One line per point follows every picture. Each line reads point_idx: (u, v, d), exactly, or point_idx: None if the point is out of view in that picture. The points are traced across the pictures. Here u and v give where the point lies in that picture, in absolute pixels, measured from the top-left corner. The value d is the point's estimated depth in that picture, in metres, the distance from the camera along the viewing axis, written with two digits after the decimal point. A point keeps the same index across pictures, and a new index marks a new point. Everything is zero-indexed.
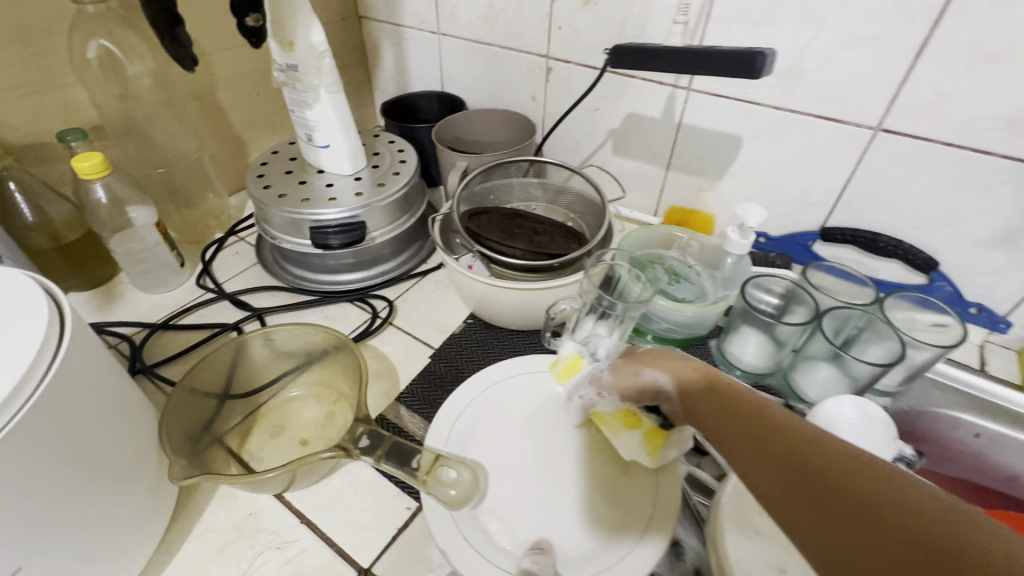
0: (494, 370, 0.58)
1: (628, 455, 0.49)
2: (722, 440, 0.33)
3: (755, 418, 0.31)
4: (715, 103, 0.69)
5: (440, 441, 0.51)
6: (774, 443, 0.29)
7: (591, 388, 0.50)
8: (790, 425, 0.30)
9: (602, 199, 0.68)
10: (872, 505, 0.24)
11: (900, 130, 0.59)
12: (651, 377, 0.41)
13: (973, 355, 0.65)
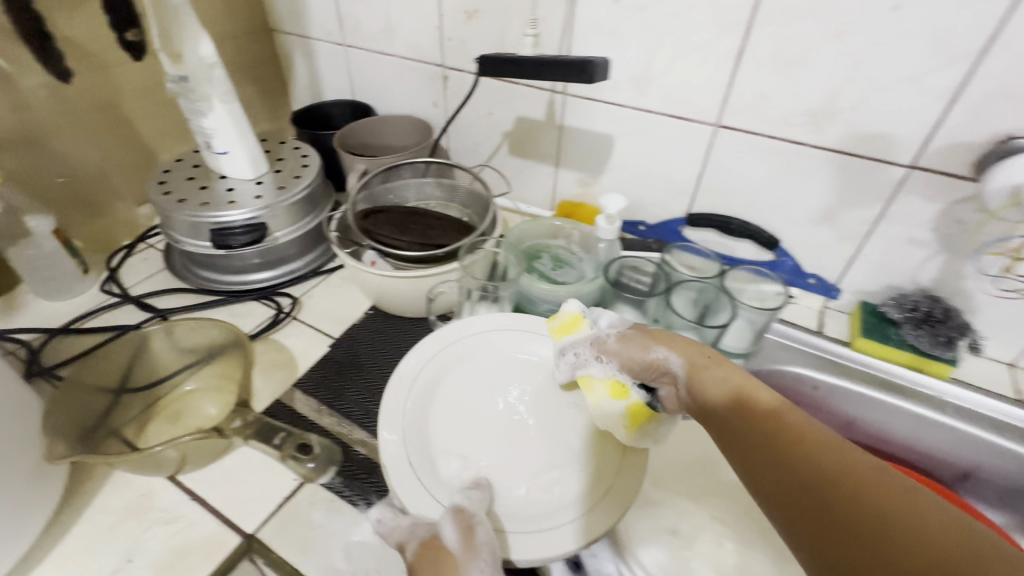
0: (464, 329, 0.62)
1: (602, 416, 0.53)
2: (735, 440, 0.40)
3: (768, 425, 0.38)
4: (588, 106, 0.77)
5: (401, 398, 0.55)
6: (780, 447, 0.36)
7: (591, 349, 0.55)
8: (794, 433, 0.36)
9: (488, 194, 0.75)
10: (856, 500, 0.31)
11: (734, 126, 0.68)
12: (661, 357, 0.49)
13: (814, 320, 0.75)
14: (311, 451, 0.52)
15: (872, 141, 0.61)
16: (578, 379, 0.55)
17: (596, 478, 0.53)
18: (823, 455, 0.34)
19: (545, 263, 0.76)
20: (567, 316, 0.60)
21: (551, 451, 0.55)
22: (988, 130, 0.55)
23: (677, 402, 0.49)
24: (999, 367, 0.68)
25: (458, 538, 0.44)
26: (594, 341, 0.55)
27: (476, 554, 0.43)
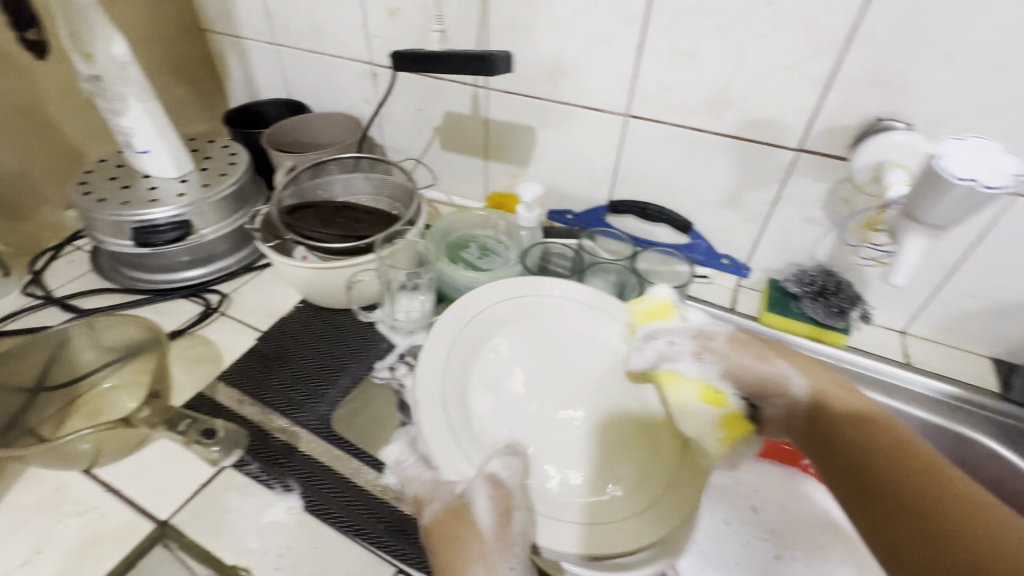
0: (519, 291, 0.66)
1: (690, 417, 0.54)
2: (851, 469, 0.43)
3: (891, 459, 0.40)
4: (510, 99, 0.80)
5: (445, 349, 0.59)
6: (895, 485, 0.39)
7: (690, 343, 0.56)
8: (909, 471, 0.39)
9: (413, 185, 0.77)
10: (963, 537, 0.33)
11: (642, 116, 0.72)
12: (777, 373, 0.51)
13: (728, 298, 0.79)
14: (217, 437, 0.55)
15: (763, 127, 0.65)
16: (660, 374, 0.57)
17: (639, 468, 0.55)
18: (930, 494, 0.37)
19: (471, 253, 0.78)
20: (658, 303, 0.62)
21: (594, 434, 0.58)
22: (860, 114, 0.60)
23: (784, 419, 0.52)
24: (891, 335, 0.73)
25: (493, 520, 0.46)
26: (699, 336, 0.56)
27: (509, 546, 0.45)
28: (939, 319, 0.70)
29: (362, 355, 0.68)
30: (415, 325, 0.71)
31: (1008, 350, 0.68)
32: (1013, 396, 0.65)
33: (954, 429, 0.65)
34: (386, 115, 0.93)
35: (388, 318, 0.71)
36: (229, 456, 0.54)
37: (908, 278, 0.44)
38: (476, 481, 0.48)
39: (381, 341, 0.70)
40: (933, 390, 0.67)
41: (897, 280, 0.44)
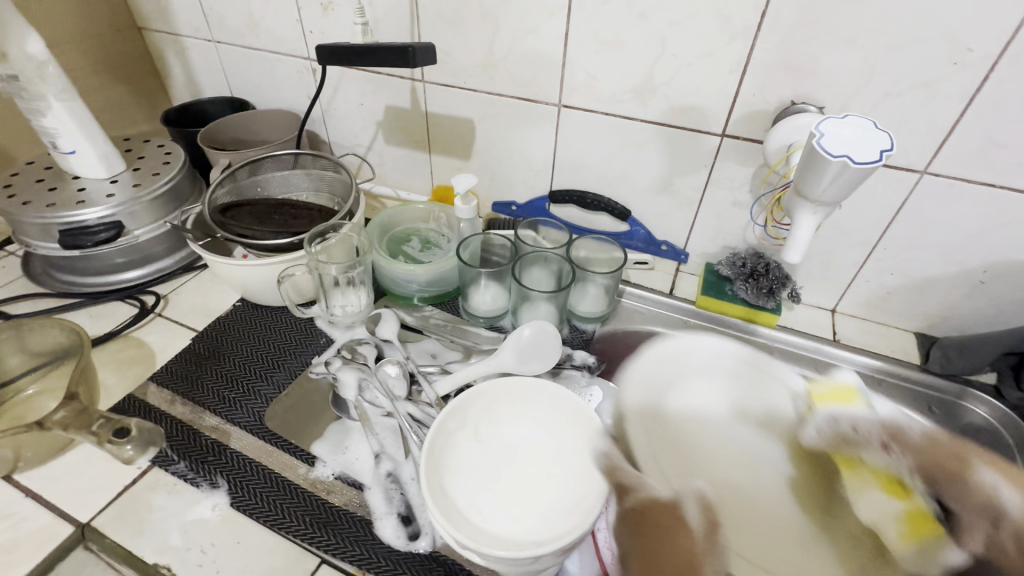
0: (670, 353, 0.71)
1: (872, 511, 0.50)
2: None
3: None
4: (447, 92, 0.80)
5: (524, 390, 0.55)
6: None
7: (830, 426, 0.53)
8: None
9: (351, 181, 0.77)
10: None
11: (574, 105, 0.73)
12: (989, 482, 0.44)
13: (667, 283, 0.80)
14: (133, 434, 0.51)
15: (688, 113, 0.67)
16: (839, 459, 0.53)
17: None
18: None
19: (413, 246, 0.79)
20: (837, 385, 0.54)
21: (746, 540, 0.55)
22: (775, 98, 0.62)
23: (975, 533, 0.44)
24: (821, 313, 0.75)
25: (703, 525, 0.44)
26: (891, 430, 0.49)
27: (716, 553, 0.42)
28: (864, 296, 0.72)
29: (299, 351, 0.68)
30: (354, 319, 0.70)
31: (929, 324, 0.71)
32: (933, 367, 0.67)
33: None
34: (329, 110, 0.92)
35: (325, 313, 0.70)
36: (146, 454, 0.51)
37: (800, 253, 0.48)
38: (689, 496, 0.47)
39: (319, 337, 0.70)
40: (858, 364, 0.70)
41: (792, 257, 0.47)
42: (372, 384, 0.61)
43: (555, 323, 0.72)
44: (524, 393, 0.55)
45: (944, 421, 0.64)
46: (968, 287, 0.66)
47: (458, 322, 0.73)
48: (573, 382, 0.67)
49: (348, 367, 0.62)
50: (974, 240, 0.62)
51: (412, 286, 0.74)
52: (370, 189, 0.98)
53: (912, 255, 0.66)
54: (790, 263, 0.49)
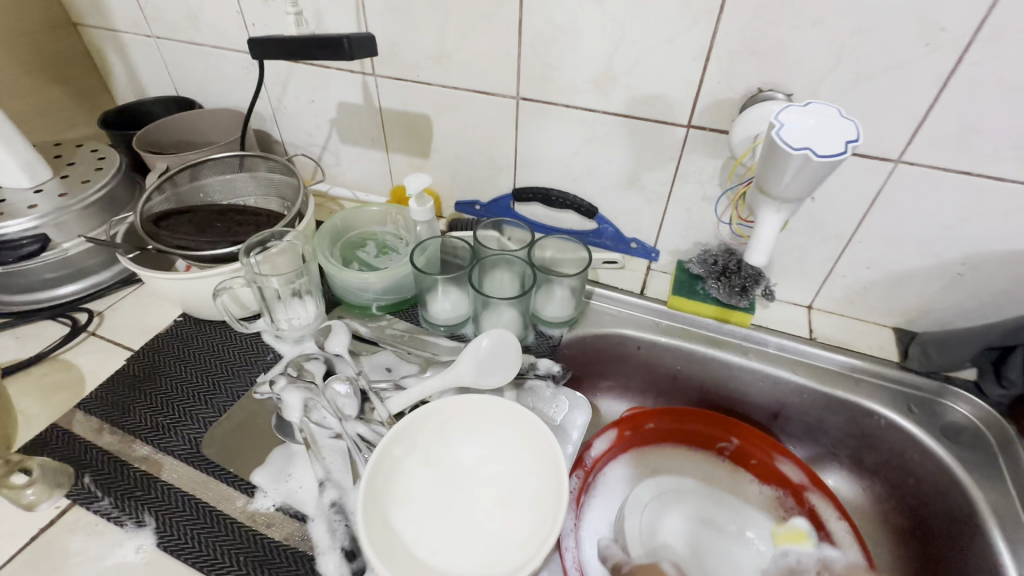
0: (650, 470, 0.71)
1: None
2: None
3: None
4: (400, 87, 0.75)
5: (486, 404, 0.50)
6: None
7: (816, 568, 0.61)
8: None
9: (297, 180, 0.72)
10: None
11: (533, 98, 0.69)
12: None
13: (638, 282, 0.77)
14: (29, 478, 0.49)
15: (652, 103, 0.63)
16: None
17: None
18: None
19: (369, 251, 0.74)
20: (792, 528, 0.65)
21: None
22: (742, 85, 0.58)
23: None
24: (797, 310, 0.72)
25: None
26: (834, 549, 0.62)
27: None
28: (840, 291, 0.69)
29: (241, 370, 0.63)
30: (304, 332, 0.66)
31: (907, 319, 0.68)
32: (912, 364, 0.64)
33: (855, 401, 0.64)
34: (279, 108, 0.87)
35: (273, 326, 0.65)
36: (52, 497, 0.50)
37: (765, 256, 0.44)
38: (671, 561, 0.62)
39: (265, 352, 0.65)
40: (834, 362, 0.67)
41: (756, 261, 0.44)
42: (320, 404, 0.57)
43: (520, 329, 0.68)
44: (468, 409, 0.50)
45: (924, 421, 0.62)
46: (946, 280, 0.63)
47: (417, 332, 0.69)
48: (537, 392, 0.62)
49: (292, 387, 0.58)
50: (951, 231, 0.59)
51: (366, 295, 0.69)
52: (329, 190, 0.93)
53: (889, 248, 0.63)
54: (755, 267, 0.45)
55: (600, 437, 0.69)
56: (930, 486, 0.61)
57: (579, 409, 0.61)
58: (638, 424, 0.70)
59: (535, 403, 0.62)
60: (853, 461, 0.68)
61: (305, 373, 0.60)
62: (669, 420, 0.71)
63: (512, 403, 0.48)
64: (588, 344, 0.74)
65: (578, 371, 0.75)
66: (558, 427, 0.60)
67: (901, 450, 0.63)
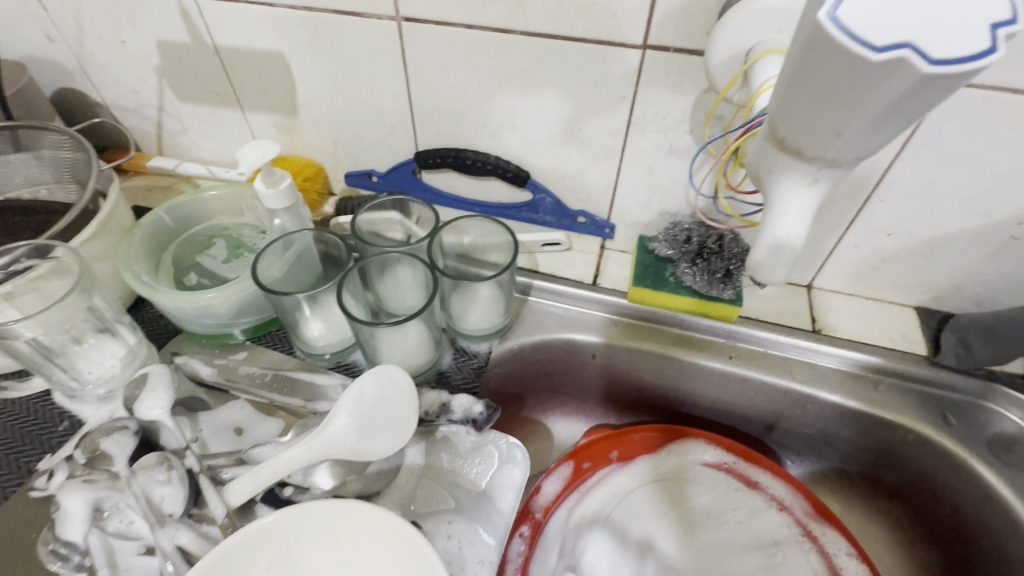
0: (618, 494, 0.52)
1: None
2: None
3: None
4: (233, 11, 0.51)
5: (354, 518, 0.33)
6: None
7: None
8: None
9: (89, 154, 0.49)
10: None
11: (420, 18, 0.47)
12: None
13: (590, 268, 0.58)
14: None
15: (590, 15, 0.42)
16: None
17: None
18: None
19: (215, 254, 0.53)
20: None
21: None
22: None
23: None
24: (794, 291, 0.56)
25: None
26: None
27: None
28: (849, 265, 0.53)
29: (15, 454, 0.43)
30: (111, 387, 0.45)
31: (935, 296, 0.53)
32: (945, 360, 0.49)
33: (875, 413, 0.49)
34: (83, 56, 0.61)
35: (59, 385, 0.44)
36: None
37: (789, 266, 0.27)
38: None
39: (57, 420, 0.44)
40: (843, 361, 0.51)
41: (766, 278, 0.28)
42: (121, 503, 0.39)
43: (430, 352, 0.49)
44: (305, 521, 0.33)
45: (965, 435, 0.47)
46: (995, 246, 0.47)
47: (284, 368, 0.49)
48: (452, 444, 0.45)
49: (74, 485, 0.39)
50: (1012, 181, 0.42)
51: (207, 322, 0.49)
52: (178, 167, 0.69)
53: (921, 207, 0.46)
54: (778, 282, 0.29)
55: (551, 477, 0.52)
56: (971, 519, 0.47)
57: (511, 464, 0.43)
58: (601, 453, 0.54)
59: (450, 460, 0.44)
60: (866, 480, 0.54)
61: (99, 456, 0.41)
62: (641, 442, 0.55)
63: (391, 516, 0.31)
64: (528, 357, 0.56)
65: (518, 391, 0.58)
66: (482, 494, 0.42)
67: (933, 472, 0.48)
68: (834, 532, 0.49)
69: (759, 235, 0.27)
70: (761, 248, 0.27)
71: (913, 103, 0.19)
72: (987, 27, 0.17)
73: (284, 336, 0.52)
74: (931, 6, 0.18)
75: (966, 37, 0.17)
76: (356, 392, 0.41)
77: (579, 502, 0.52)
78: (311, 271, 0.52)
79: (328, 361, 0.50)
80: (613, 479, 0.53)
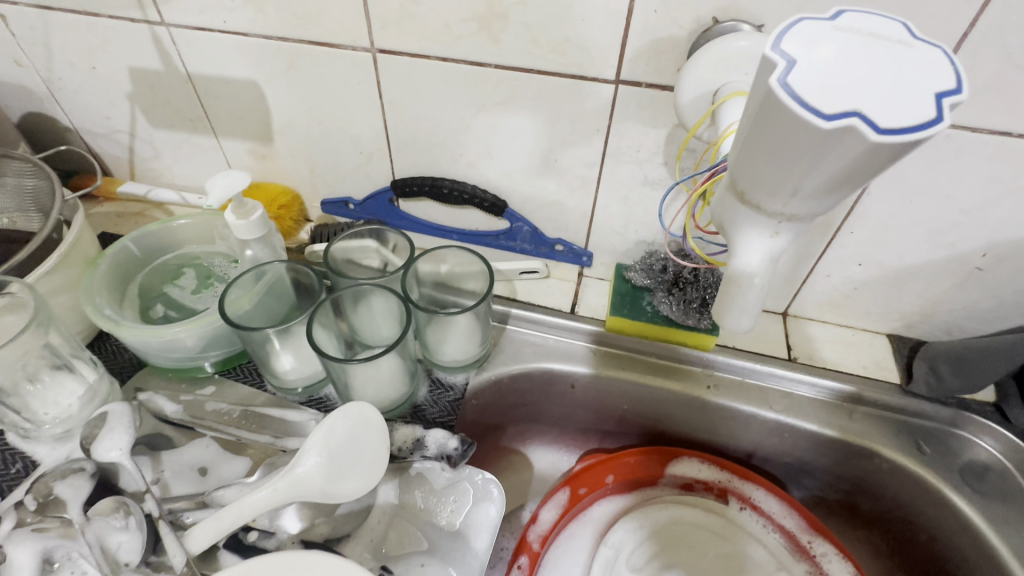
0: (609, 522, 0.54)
1: None
2: None
3: None
4: (206, 40, 0.51)
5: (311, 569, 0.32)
6: None
7: None
8: None
9: (53, 182, 0.48)
10: None
11: (394, 50, 0.47)
12: None
13: (568, 296, 0.58)
14: None
15: (563, 51, 0.43)
16: None
17: None
18: None
19: (184, 285, 0.52)
20: None
21: None
22: (689, 14, 0.38)
23: None
24: (770, 319, 0.56)
25: None
26: None
27: None
28: (823, 294, 0.53)
29: None
30: (69, 427, 0.43)
31: (906, 324, 0.53)
32: (918, 388, 0.49)
33: (851, 441, 0.49)
34: (52, 81, 0.60)
35: (13, 425, 0.42)
36: None
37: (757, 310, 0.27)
38: None
39: (10, 461, 0.42)
40: (820, 390, 0.51)
41: (730, 326, 0.28)
42: (74, 554, 0.37)
43: (405, 385, 0.48)
44: None
45: (939, 463, 0.47)
46: (961, 276, 0.48)
47: (253, 404, 0.48)
48: (426, 481, 0.43)
49: (23, 535, 0.37)
50: (973, 215, 0.43)
51: (173, 356, 0.47)
52: (150, 193, 0.68)
53: (890, 239, 0.47)
54: (740, 328, 0.29)
55: (547, 506, 0.53)
56: (947, 547, 0.46)
57: (487, 501, 0.42)
58: (595, 479, 0.55)
59: (423, 499, 0.43)
60: (844, 508, 0.54)
61: (52, 502, 0.39)
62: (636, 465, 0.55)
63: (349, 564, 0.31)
64: (506, 387, 0.55)
65: (496, 421, 0.57)
66: (456, 534, 0.41)
67: (909, 501, 0.48)
68: (829, 548, 0.50)
69: (727, 281, 0.27)
70: (729, 295, 0.27)
71: (869, 166, 0.19)
72: (934, 95, 0.18)
73: (255, 369, 0.51)
74: (879, 74, 0.18)
75: (913, 106, 0.17)
76: (324, 430, 0.40)
77: (575, 530, 0.54)
78: (283, 301, 0.50)
79: (300, 394, 0.49)
80: (608, 506, 0.56)
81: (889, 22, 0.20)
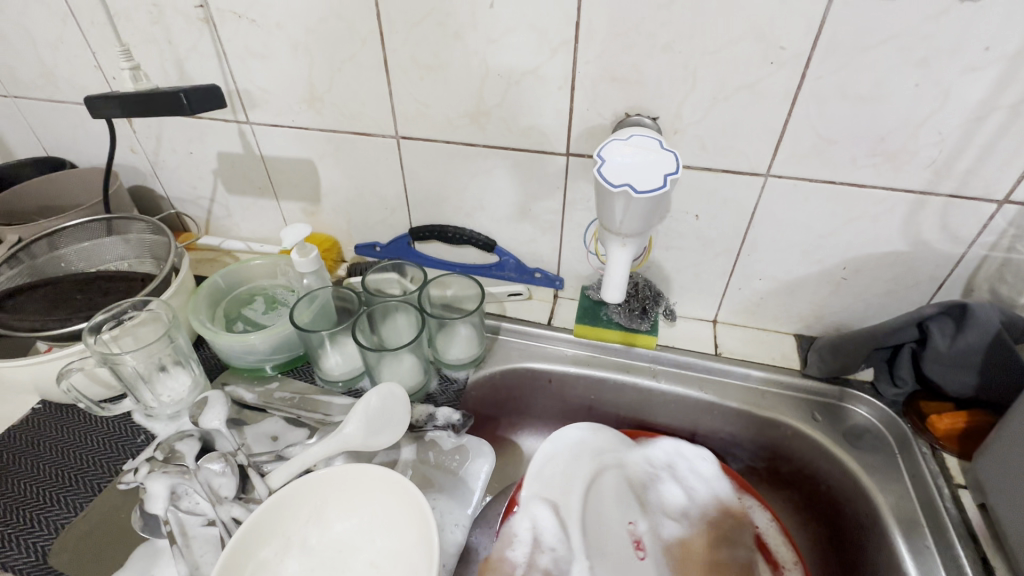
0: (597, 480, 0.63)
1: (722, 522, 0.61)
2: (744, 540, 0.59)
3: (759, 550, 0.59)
4: (277, 133, 0.71)
5: (364, 472, 0.47)
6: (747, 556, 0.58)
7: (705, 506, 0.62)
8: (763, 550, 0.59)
9: (167, 237, 0.67)
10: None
11: (412, 137, 0.66)
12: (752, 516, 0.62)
13: (546, 313, 0.75)
14: None
15: (529, 134, 0.62)
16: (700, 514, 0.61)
17: None
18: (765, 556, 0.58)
19: (256, 308, 0.69)
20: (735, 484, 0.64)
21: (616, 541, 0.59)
22: (610, 111, 0.57)
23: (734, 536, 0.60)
24: (702, 325, 0.72)
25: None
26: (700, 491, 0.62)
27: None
28: (739, 303, 0.70)
29: (106, 459, 0.56)
30: (179, 408, 0.60)
31: (805, 324, 0.69)
32: (812, 371, 0.65)
33: (763, 414, 0.64)
34: (157, 162, 0.81)
35: (141, 405, 0.59)
36: None
37: (620, 287, 0.51)
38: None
39: (136, 434, 0.59)
40: (738, 376, 0.67)
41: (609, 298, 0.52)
42: (190, 489, 0.52)
43: (420, 376, 0.64)
44: (332, 480, 0.47)
45: (828, 427, 0.62)
46: (834, 284, 0.64)
47: (308, 393, 0.64)
48: (437, 444, 0.59)
49: (156, 474, 0.52)
50: (827, 239, 0.60)
51: (250, 358, 0.64)
52: (222, 243, 0.86)
53: (777, 258, 0.63)
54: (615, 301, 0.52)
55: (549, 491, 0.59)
56: (839, 491, 0.60)
57: (481, 457, 0.58)
58: None
59: (435, 456, 0.58)
60: (769, 473, 0.67)
61: (174, 455, 0.55)
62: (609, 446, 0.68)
63: (388, 472, 0.46)
64: (497, 383, 0.71)
65: (491, 411, 0.72)
66: (459, 478, 0.56)
67: (811, 460, 0.62)
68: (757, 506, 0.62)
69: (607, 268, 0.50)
70: (606, 279, 0.51)
71: (656, 206, 0.43)
72: (664, 175, 0.42)
73: (307, 370, 0.67)
74: (640, 171, 0.42)
75: (652, 181, 0.41)
76: (369, 400, 0.56)
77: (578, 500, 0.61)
78: (331, 319, 0.68)
79: (341, 388, 0.65)
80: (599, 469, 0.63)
81: (652, 141, 0.44)
